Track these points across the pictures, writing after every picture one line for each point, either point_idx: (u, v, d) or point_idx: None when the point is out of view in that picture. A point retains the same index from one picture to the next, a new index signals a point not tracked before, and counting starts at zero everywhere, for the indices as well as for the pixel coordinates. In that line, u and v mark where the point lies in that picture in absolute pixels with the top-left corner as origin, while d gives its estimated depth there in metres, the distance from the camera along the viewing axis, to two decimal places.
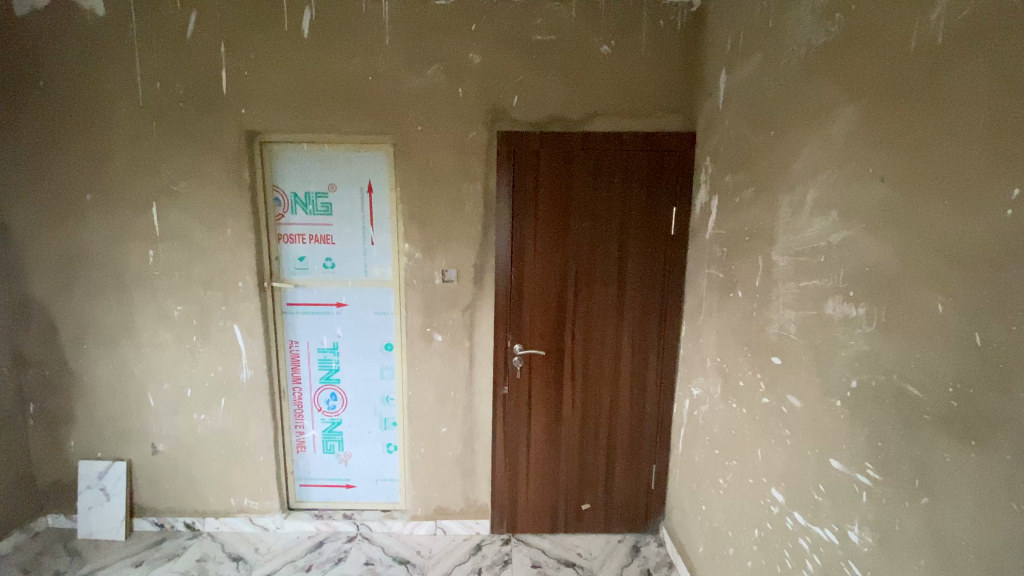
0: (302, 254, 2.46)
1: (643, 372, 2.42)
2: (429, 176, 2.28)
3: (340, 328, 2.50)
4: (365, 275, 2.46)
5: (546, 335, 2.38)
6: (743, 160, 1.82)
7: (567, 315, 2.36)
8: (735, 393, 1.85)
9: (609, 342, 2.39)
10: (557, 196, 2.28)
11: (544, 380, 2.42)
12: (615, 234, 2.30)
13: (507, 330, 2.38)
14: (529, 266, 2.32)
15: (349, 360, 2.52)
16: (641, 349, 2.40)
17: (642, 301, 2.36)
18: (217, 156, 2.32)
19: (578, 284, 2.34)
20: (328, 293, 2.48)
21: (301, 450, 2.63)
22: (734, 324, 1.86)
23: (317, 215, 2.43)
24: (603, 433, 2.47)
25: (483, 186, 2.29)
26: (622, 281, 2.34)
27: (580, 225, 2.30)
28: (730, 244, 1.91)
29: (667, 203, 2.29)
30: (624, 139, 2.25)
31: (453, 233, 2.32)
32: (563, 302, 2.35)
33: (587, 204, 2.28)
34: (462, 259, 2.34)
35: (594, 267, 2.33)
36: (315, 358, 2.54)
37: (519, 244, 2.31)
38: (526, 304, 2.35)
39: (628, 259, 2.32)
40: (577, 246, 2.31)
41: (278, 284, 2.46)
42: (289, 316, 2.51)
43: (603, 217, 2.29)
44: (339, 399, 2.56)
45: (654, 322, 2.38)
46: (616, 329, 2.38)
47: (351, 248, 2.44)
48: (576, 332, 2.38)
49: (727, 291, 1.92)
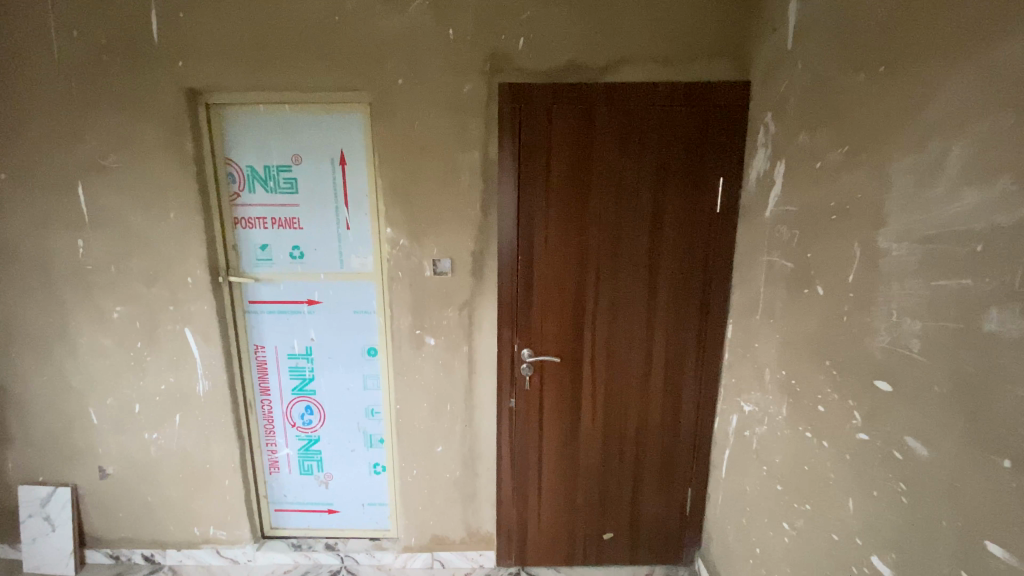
0: (263, 242, 2.03)
1: (678, 381, 2.00)
2: (415, 144, 1.83)
3: (313, 330, 2.08)
4: (341, 266, 2.02)
5: (561, 338, 1.96)
6: (828, 112, 1.36)
7: (586, 314, 1.94)
8: (810, 419, 1.43)
9: (637, 346, 1.97)
10: (573, 167, 1.83)
11: (559, 391, 2.00)
12: (646, 213, 1.86)
13: (514, 332, 1.96)
14: (538, 253, 1.89)
15: (325, 367, 2.11)
16: (676, 355, 1.98)
17: (679, 296, 1.93)
18: (152, 121, 1.88)
19: (600, 275, 1.90)
20: (296, 288, 2.05)
21: (274, 470, 2.25)
22: (809, 330, 1.43)
23: (280, 194, 1.99)
24: (629, 453, 2.07)
25: (482, 155, 1.84)
26: (654, 272, 1.90)
27: (602, 202, 1.85)
28: (804, 225, 1.46)
29: (712, 173, 1.83)
30: (658, 92, 1.78)
31: (446, 215, 1.88)
32: (581, 298, 1.92)
33: (612, 175, 1.83)
34: (457, 247, 1.91)
35: (620, 256, 1.89)
36: (284, 365, 2.13)
37: (527, 227, 1.87)
38: (537, 299, 1.93)
39: (663, 245, 1.88)
40: (598, 228, 1.87)
41: (236, 278, 2.04)
42: (252, 316, 2.10)
43: (631, 191, 1.84)
44: (315, 413, 2.16)
45: (693, 321, 1.95)
46: (645, 330, 1.95)
47: (322, 234, 2.00)
48: (597, 334, 1.95)
49: (799, 286, 1.48)
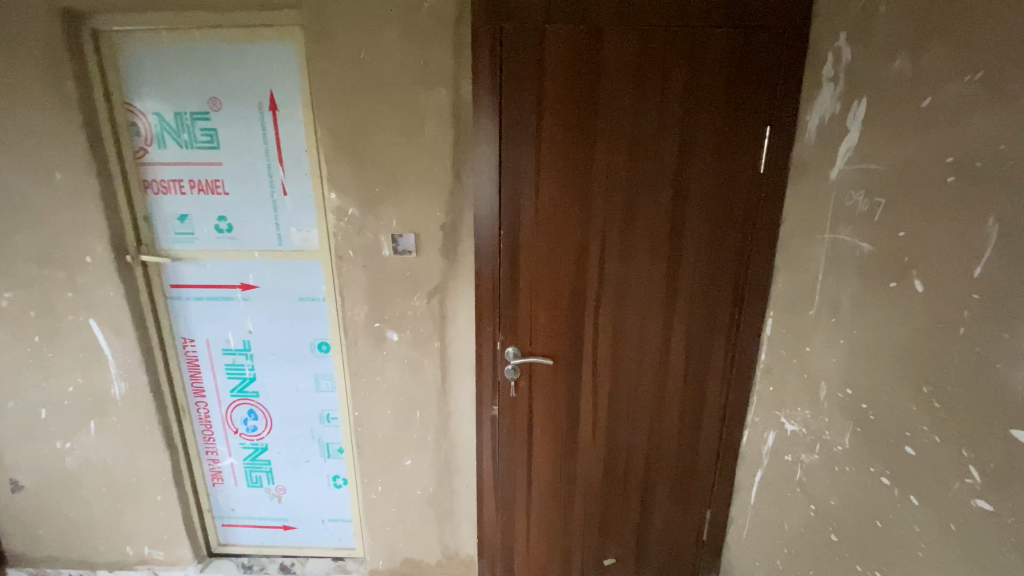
0: (182, 212, 1.61)
1: (700, 385, 1.62)
2: (363, 81, 1.38)
3: (250, 321, 1.68)
4: (279, 242, 1.59)
5: (556, 334, 1.56)
6: (953, 22, 0.91)
7: (586, 304, 1.53)
8: (889, 461, 1.05)
9: (651, 344, 1.57)
10: (571, 112, 1.38)
11: (552, 398, 1.62)
12: (666, 175, 1.42)
13: (497, 326, 1.56)
14: (526, 227, 1.46)
15: (268, 366, 1.72)
16: (699, 354, 1.59)
17: (705, 282, 1.52)
18: (20, 53, 1.43)
19: (607, 254, 1.48)
20: (226, 270, 1.64)
21: (218, 482, 1.92)
22: (895, 341, 1.03)
23: (198, 150, 1.56)
24: (637, 469, 1.71)
25: (452, 97, 1.39)
26: (675, 252, 1.49)
27: (609, 160, 1.41)
28: (894, 193, 1.04)
29: (757, 121, 1.39)
30: (689, 8, 1.31)
31: (407, 177, 1.45)
32: (581, 284, 1.51)
33: (624, 123, 1.38)
34: (423, 219, 1.48)
35: (631, 231, 1.47)
36: (220, 362, 1.75)
37: (512, 192, 1.44)
38: (525, 286, 1.52)
39: (687, 216, 1.46)
40: (603, 194, 1.43)
41: (152, 258, 1.63)
42: (177, 303, 1.70)
43: (648, 145, 1.40)
44: (260, 419, 1.79)
45: (723, 312, 1.55)
46: (660, 323, 1.55)
47: (253, 201, 1.56)
48: (601, 329, 1.56)
49: (881, 278, 1.07)
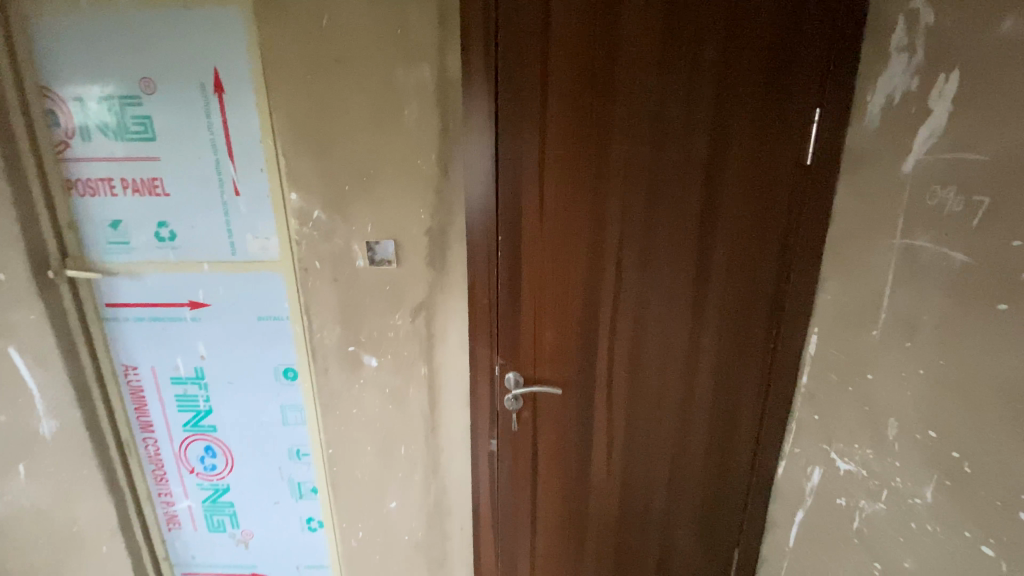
0: (114, 217, 1.34)
1: (730, 411, 1.40)
2: (327, 55, 1.12)
3: (201, 345, 1.42)
4: (232, 252, 1.33)
5: (563, 357, 1.32)
6: None
7: (599, 322, 1.29)
8: (994, 527, 0.84)
9: (674, 366, 1.34)
10: (582, 92, 1.13)
11: (560, 430, 1.38)
12: (695, 168, 1.19)
13: (495, 349, 1.31)
14: (527, 231, 1.21)
15: (226, 396, 1.47)
16: (729, 376, 1.36)
17: (738, 293, 1.29)
18: None
19: (624, 262, 1.24)
20: (170, 285, 1.37)
21: (174, 527, 1.66)
22: (1010, 379, 0.81)
23: (130, 142, 1.28)
24: (657, 507, 1.48)
25: (437, 74, 1.13)
26: (704, 259, 1.26)
27: (627, 150, 1.17)
28: (1003, 190, 0.81)
29: (805, 101, 1.15)
30: None
31: (384, 172, 1.19)
32: (593, 298, 1.27)
33: (645, 105, 1.14)
34: (404, 223, 1.23)
35: (652, 235, 1.23)
36: (169, 393, 1.49)
37: (512, 189, 1.18)
38: (528, 301, 1.27)
39: (719, 217, 1.23)
40: (620, 191, 1.19)
41: (80, 273, 1.37)
42: (114, 325, 1.44)
43: (673, 132, 1.16)
44: (219, 457, 1.54)
45: (759, 328, 1.32)
46: (685, 341, 1.32)
47: (198, 204, 1.30)
48: (616, 351, 1.32)
49: (984, 298, 0.85)
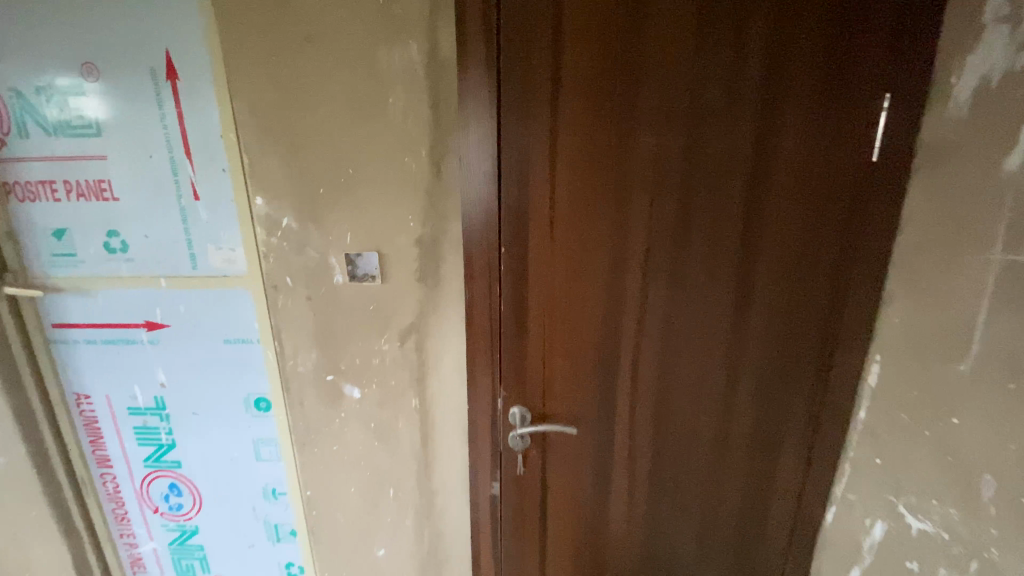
0: (58, 226, 1.16)
1: (773, 452, 1.18)
2: (293, 30, 0.93)
3: (161, 371, 1.24)
4: (192, 266, 1.15)
5: (578, 388, 1.12)
6: None
7: (620, 349, 1.09)
8: None
9: (708, 399, 1.14)
10: (602, 77, 0.94)
11: (573, 473, 1.18)
12: (736, 167, 0.99)
13: (497, 380, 1.10)
14: (536, 241, 1.01)
15: (191, 428, 1.29)
16: (774, 411, 1.15)
17: (785, 315, 1.08)
18: None
19: (650, 277, 1.05)
20: (123, 304, 1.19)
21: (138, 571, 1.48)
22: None
23: (72, 139, 1.10)
24: (684, 558, 1.28)
25: (428, 55, 0.94)
26: (745, 276, 1.06)
27: (655, 146, 0.97)
28: None
29: (872, 86, 0.95)
30: None
31: (364, 172, 0.99)
32: (613, 320, 1.07)
33: (677, 92, 0.95)
34: (388, 232, 1.03)
35: (683, 248, 1.04)
36: (127, 424, 1.31)
37: (517, 191, 0.99)
38: (537, 324, 1.07)
39: (764, 226, 1.03)
40: (646, 195, 1.00)
41: (20, 289, 1.18)
42: (62, 348, 1.26)
43: (711, 124, 0.97)
44: (186, 495, 1.36)
45: (811, 356, 1.11)
46: (720, 371, 1.12)
47: (152, 211, 1.12)
48: (640, 381, 1.12)
49: None
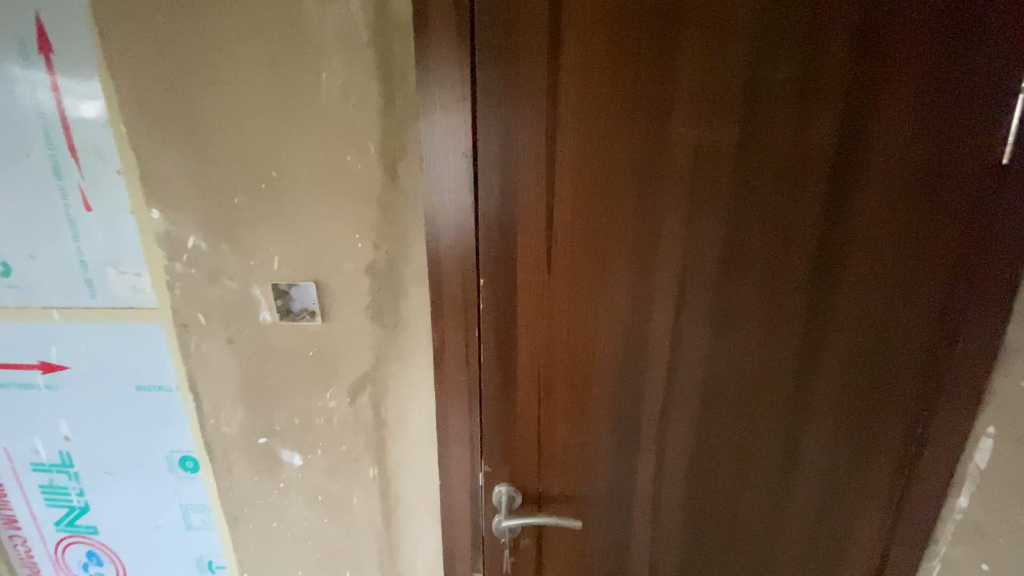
0: None
1: (839, 541, 0.91)
2: None
3: (66, 423, 1.00)
4: (91, 296, 0.90)
5: (585, 463, 0.84)
6: None
7: (641, 414, 0.82)
8: None
9: (758, 477, 0.86)
10: (622, 67, 0.66)
11: (579, 566, 0.91)
12: (809, 195, 0.71)
13: (478, 450, 0.84)
14: (528, 276, 0.74)
15: (107, 490, 1.05)
16: (843, 495, 0.88)
17: (868, 374, 0.80)
18: None
19: (685, 323, 0.77)
20: (11, 342, 0.94)
21: None
22: None
23: None
24: None
25: (375, 14, 0.68)
26: (812, 338, 0.78)
27: (695, 165, 0.70)
28: None
29: (1012, 59, 0.66)
30: None
31: (292, 175, 0.73)
32: (633, 378, 0.79)
33: (730, 91, 0.67)
34: (329, 256, 0.77)
35: (730, 298, 0.76)
36: (32, 482, 1.07)
37: (501, 202, 0.71)
38: (529, 380, 0.80)
39: (842, 274, 0.75)
40: (681, 231, 0.73)
41: None
42: None
43: (775, 137, 0.69)
44: (108, 565, 1.12)
45: (898, 426, 0.83)
46: (770, 445, 0.84)
47: (34, 226, 0.86)
48: (667, 455, 0.84)
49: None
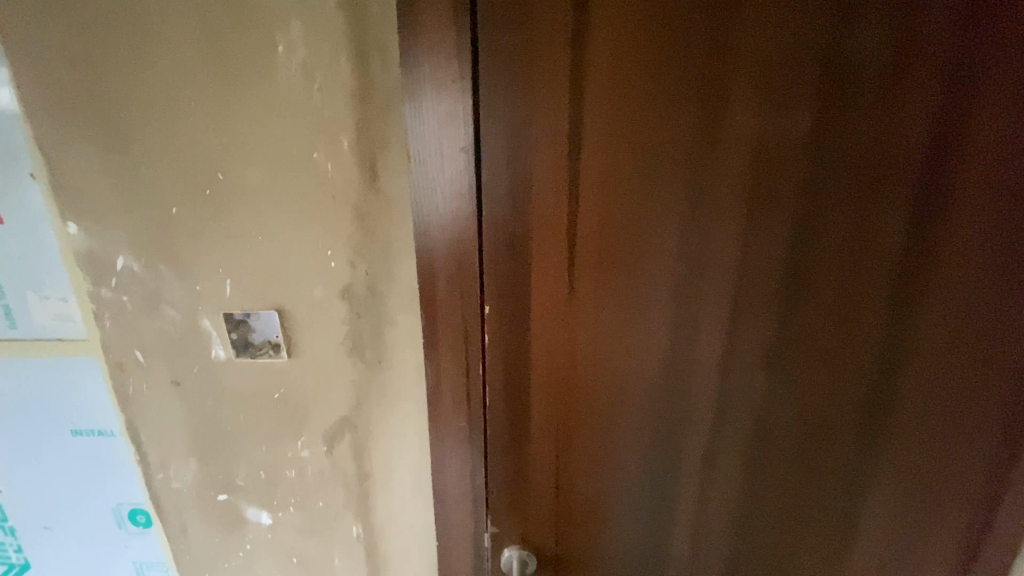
0: None
1: None
2: None
3: None
4: (10, 325, 0.74)
5: (611, 526, 0.68)
6: None
7: (680, 469, 0.65)
8: None
9: (819, 554, 0.69)
10: (661, 64, 0.50)
11: None
12: (891, 238, 0.55)
13: (477, 513, 0.68)
14: (541, 306, 0.58)
15: (47, 546, 0.89)
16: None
17: (951, 442, 0.62)
18: None
19: (730, 368, 0.60)
20: None
21: None
22: None
23: None
24: None
25: None
26: (884, 396, 0.60)
27: (747, 196, 0.54)
28: None
29: None
30: None
31: (245, 177, 0.58)
32: (669, 431, 0.63)
33: (800, 101, 0.50)
34: (293, 277, 0.62)
35: (787, 356, 0.59)
36: None
37: (508, 208, 0.55)
38: (541, 432, 0.64)
39: (922, 341, 0.58)
40: (726, 275, 0.57)
41: None
42: None
43: (846, 149, 0.52)
44: None
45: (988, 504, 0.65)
46: (847, 512, 0.66)
47: None
48: (708, 519, 0.67)
49: None
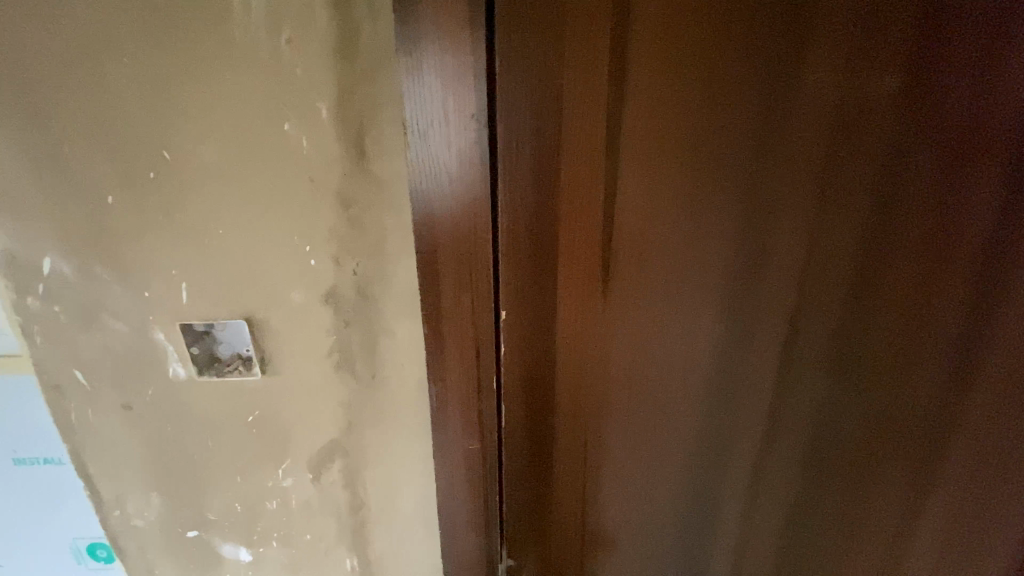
0: None
1: None
2: None
3: None
4: None
5: (645, 560, 0.59)
6: None
7: (730, 495, 0.55)
8: None
9: None
10: (723, 7, 0.39)
11: None
12: (980, 236, 0.44)
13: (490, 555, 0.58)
14: (568, 313, 0.48)
15: None
16: None
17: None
18: None
19: (793, 385, 0.50)
20: None
21: None
22: None
23: None
24: None
25: None
26: (956, 423, 0.50)
27: (814, 180, 0.43)
28: None
29: None
30: None
31: (200, 157, 0.47)
32: (717, 457, 0.53)
33: (901, 58, 0.39)
34: (264, 279, 0.51)
35: (855, 376, 0.49)
36: None
37: (531, 192, 0.43)
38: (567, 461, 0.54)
39: (1005, 362, 0.48)
40: (791, 277, 0.46)
41: None
42: None
43: (940, 122, 0.41)
44: None
45: None
46: (913, 547, 0.56)
47: None
48: (758, 551, 0.58)
49: None
